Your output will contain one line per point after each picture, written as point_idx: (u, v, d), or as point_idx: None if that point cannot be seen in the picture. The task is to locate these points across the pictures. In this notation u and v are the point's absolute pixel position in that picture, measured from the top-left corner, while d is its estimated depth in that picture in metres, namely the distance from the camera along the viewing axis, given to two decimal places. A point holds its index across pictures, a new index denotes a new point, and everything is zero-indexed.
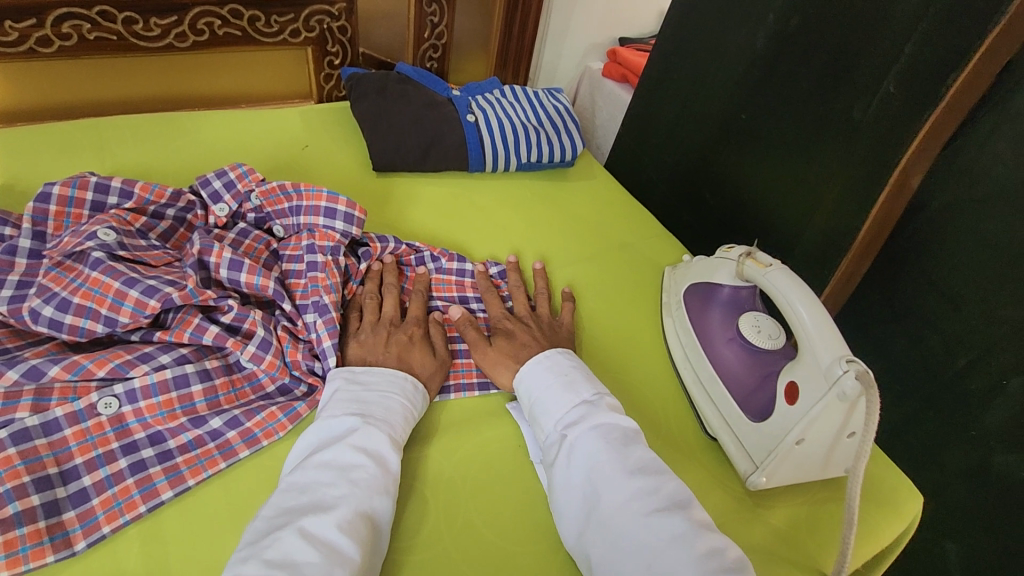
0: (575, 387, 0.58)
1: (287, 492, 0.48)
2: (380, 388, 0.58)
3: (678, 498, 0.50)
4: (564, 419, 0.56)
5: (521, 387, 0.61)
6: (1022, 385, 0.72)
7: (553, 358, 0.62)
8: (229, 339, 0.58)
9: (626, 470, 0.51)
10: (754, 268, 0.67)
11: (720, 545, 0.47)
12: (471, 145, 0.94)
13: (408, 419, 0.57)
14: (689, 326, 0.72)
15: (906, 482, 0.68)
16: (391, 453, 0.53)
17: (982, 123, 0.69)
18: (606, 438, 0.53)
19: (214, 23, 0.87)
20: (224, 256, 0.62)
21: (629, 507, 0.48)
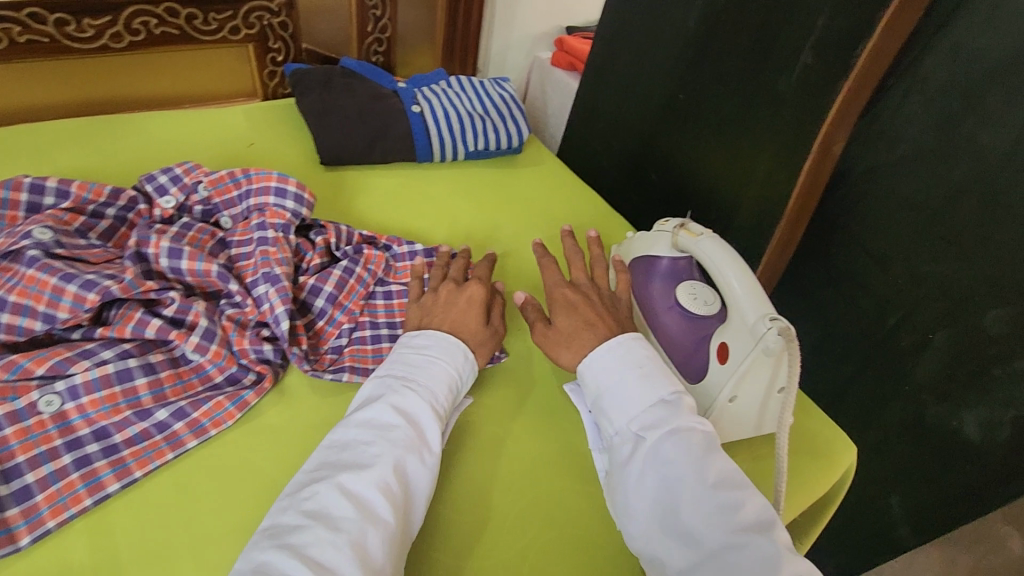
0: (653, 381, 0.57)
1: (331, 448, 0.53)
2: (430, 355, 0.61)
3: (764, 518, 0.49)
4: (641, 421, 0.55)
5: (588, 378, 0.60)
6: (947, 337, 0.77)
7: (630, 345, 0.60)
8: (172, 331, 0.59)
9: (709, 484, 0.49)
10: (688, 239, 0.70)
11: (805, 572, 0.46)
12: (418, 135, 0.95)
13: (452, 388, 0.60)
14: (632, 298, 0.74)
15: (841, 434, 0.71)
16: (431, 423, 0.56)
17: (895, 90, 0.73)
18: (683, 442, 0.52)
19: (150, 23, 0.87)
20: (163, 245, 0.62)
21: (711, 522, 0.48)
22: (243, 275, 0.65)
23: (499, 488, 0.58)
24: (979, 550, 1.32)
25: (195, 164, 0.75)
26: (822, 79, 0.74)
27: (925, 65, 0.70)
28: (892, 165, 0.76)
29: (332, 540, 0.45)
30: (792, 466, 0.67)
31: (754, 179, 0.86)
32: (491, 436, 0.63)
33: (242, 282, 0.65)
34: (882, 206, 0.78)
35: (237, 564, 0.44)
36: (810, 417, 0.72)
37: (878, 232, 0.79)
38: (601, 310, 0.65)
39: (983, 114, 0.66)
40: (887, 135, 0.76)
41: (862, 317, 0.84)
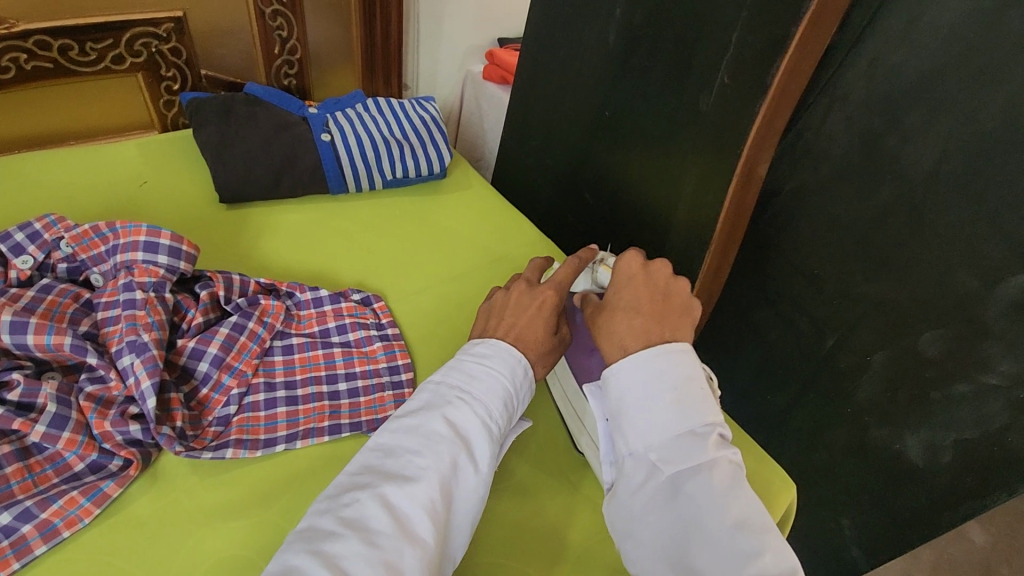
0: (686, 406, 0.49)
1: (375, 451, 0.50)
2: (491, 364, 0.56)
3: (785, 567, 0.44)
4: (664, 450, 0.48)
5: (612, 388, 0.52)
6: (885, 359, 0.73)
7: (668, 358, 0.52)
8: (16, 419, 0.52)
9: (727, 531, 0.44)
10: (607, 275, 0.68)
11: None
12: (329, 165, 0.89)
13: (510, 405, 0.55)
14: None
15: (779, 471, 0.68)
16: (482, 443, 0.51)
17: (817, 106, 0.70)
18: (707, 479, 0.46)
19: (19, 58, 0.79)
20: (3, 319, 0.54)
21: (723, 569, 0.43)
22: (108, 344, 0.58)
23: None
24: (941, 550, 1.31)
25: (58, 215, 0.67)
26: (739, 98, 0.71)
27: (844, 80, 0.66)
28: (819, 183, 0.72)
29: (367, 556, 0.43)
30: None
31: (683, 200, 0.82)
32: None
33: (108, 351, 0.58)
34: (814, 226, 0.74)
35: (271, 564, 0.44)
36: (747, 454, 0.69)
37: (811, 252, 0.76)
38: (650, 294, 0.57)
39: (905, 131, 0.63)
40: (812, 153, 0.72)
41: (801, 340, 0.81)
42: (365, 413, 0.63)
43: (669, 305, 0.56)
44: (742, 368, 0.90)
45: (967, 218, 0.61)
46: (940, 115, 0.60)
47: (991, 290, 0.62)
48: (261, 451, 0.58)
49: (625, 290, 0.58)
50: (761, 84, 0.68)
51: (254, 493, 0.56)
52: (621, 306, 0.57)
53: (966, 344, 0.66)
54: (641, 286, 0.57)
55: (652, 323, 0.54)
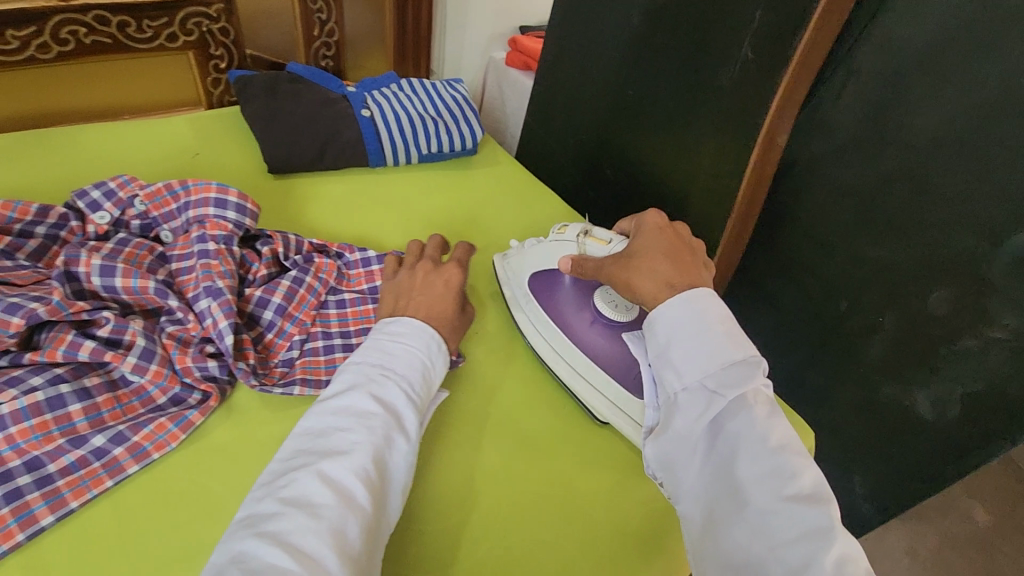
0: (732, 341, 0.54)
1: (304, 435, 0.50)
2: (406, 344, 0.58)
3: (819, 490, 0.47)
4: (717, 377, 0.53)
5: (663, 325, 0.57)
6: (894, 320, 0.78)
7: (712, 302, 0.57)
8: (107, 353, 0.56)
9: (769, 448, 0.48)
10: (597, 246, 0.68)
11: (857, 555, 0.44)
12: (369, 140, 0.94)
13: (426, 378, 0.58)
14: (545, 315, 0.72)
15: (797, 421, 0.73)
16: (409, 415, 0.53)
17: (834, 82, 0.75)
18: (753, 405, 0.51)
19: (79, 32, 0.83)
20: (94, 262, 0.59)
21: (766, 484, 0.47)
22: (184, 291, 0.63)
23: (462, 490, 0.59)
24: (944, 522, 1.36)
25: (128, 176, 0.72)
26: (760, 73, 0.76)
27: (858, 55, 0.72)
28: (833, 152, 0.77)
29: (315, 528, 0.42)
30: None
31: (703, 172, 0.87)
32: (449, 442, 0.62)
33: (184, 297, 0.63)
34: (827, 195, 0.79)
35: (213, 557, 0.41)
36: None
37: (825, 220, 0.81)
38: (680, 244, 0.64)
39: (914, 102, 0.68)
40: (826, 126, 0.77)
41: (814, 305, 0.86)
42: None
43: (694, 255, 0.64)
44: (758, 335, 0.95)
45: (971, 182, 0.66)
46: (948, 87, 0.65)
47: (994, 248, 0.67)
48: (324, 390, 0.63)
49: (658, 238, 0.64)
50: (782, 58, 0.73)
51: None
52: (657, 249, 0.63)
53: (970, 302, 0.71)
54: (671, 236, 0.65)
55: (689, 265, 0.62)
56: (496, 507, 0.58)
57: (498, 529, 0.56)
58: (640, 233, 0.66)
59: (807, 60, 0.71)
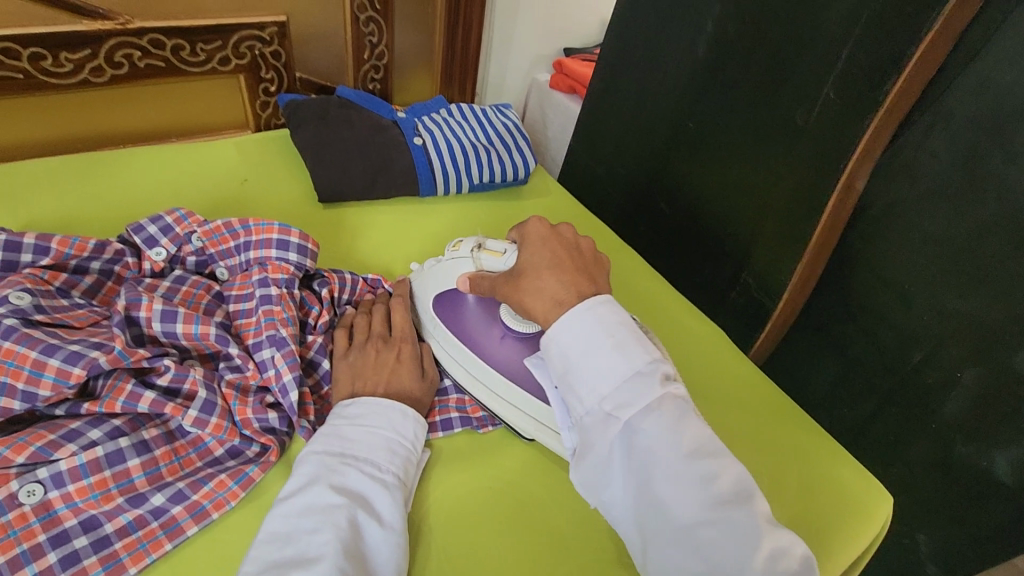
0: (626, 351, 0.49)
1: (268, 544, 0.48)
2: (366, 424, 0.56)
3: (742, 486, 0.45)
4: (616, 398, 0.48)
5: (554, 349, 0.51)
6: (976, 376, 0.74)
7: (601, 307, 0.51)
8: (167, 404, 0.54)
9: (682, 458, 0.45)
10: (491, 259, 0.67)
11: (785, 546, 0.43)
12: (421, 168, 0.91)
13: (395, 451, 0.56)
14: (452, 336, 0.68)
15: (875, 484, 0.69)
16: (380, 496, 0.52)
17: (919, 125, 0.70)
18: (661, 416, 0.46)
19: (133, 55, 0.81)
20: (155, 307, 0.57)
21: (690, 499, 0.43)
22: (243, 336, 0.61)
23: (527, 555, 0.56)
24: None
25: (184, 209, 0.70)
26: (845, 112, 0.75)
27: (950, 99, 0.67)
28: (914, 199, 0.73)
29: None
30: (825, 520, 0.65)
31: (773, 208, 0.85)
32: (509, 501, 0.60)
33: (242, 343, 0.61)
34: (905, 243, 0.75)
35: None
36: (843, 466, 0.70)
37: (903, 268, 0.76)
38: (566, 249, 0.58)
39: (1012, 152, 0.63)
40: (909, 170, 0.72)
41: (885, 355, 0.82)
42: (471, 410, 0.67)
43: (583, 258, 0.58)
44: (819, 381, 0.91)
45: None
46: None
47: None
48: None
49: (542, 249, 0.58)
50: (870, 102, 0.72)
51: None
52: (540, 262, 0.56)
53: None
54: (555, 243, 0.58)
55: (577, 275, 0.55)
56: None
57: None
58: (522, 245, 0.60)
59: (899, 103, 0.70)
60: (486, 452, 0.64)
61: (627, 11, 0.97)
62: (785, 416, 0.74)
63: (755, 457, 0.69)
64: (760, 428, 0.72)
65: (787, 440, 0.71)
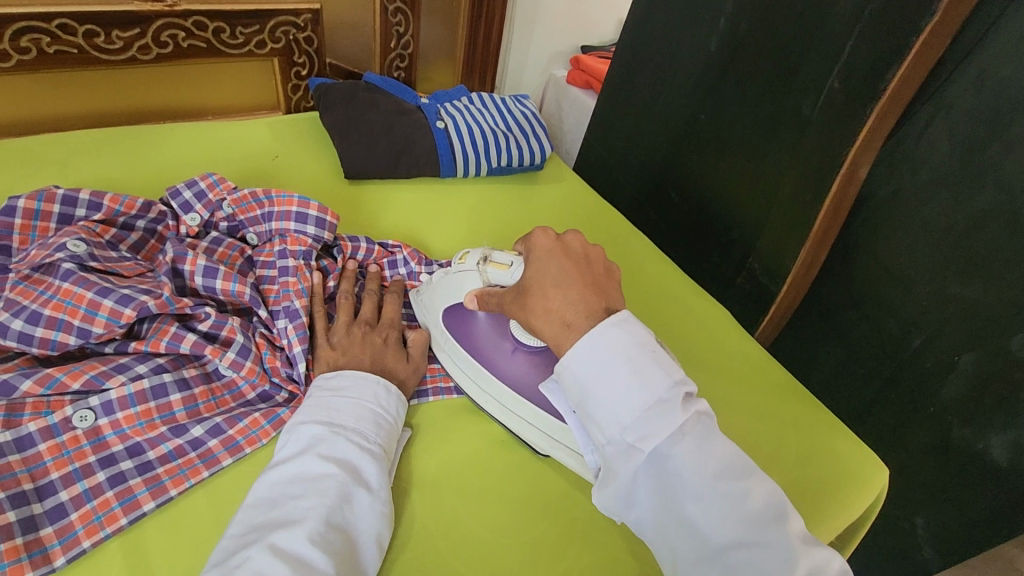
0: (645, 376, 0.48)
1: (254, 508, 0.49)
2: (351, 395, 0.57)
3: (771, 504, 0.45)
4: (638, 427, 0.47)
5: (572, 377, 0.50)
6: (972, 359, 0.76)
7: (617, 328, 0.50)
8: (207, 347, 0.58)
9: (713, 484, 0.45)
10: (498, 272, 0.66)
11: (821, 560, 0.44)
12: (442, 151, 0.96)
13: (380, 422, 0.57)
14: (465, 352, 0.68)
15: (871, 456, 0.71)
16: (368, 465, 0.53)
17: (921, 115, 0.73)
18: (686, 444, 0.46)
19: (178, 36, 0.87)
20: (199, 263, 0.62)
21: (722, 523, 0.44)
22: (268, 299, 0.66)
23: (537, 506, 0.60)
24: None
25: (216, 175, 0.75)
26: (848, 104, 0.78)
27: (951, 89, 0.70)
28: (917, 187, 0.76)
29: None
30: (823, 486, 0.68)
31: (779, 195, 0.89)
32: (521, 455, 0.64)
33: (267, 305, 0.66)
34: (906, 230, 0.78)
35: None
36: (841, 439, 0.73)
37: (904, 256, 0.79)
38: (574, 263, 0.57)
39: (1010, 140, 0.66)
40: (910, 158, 0.76)
41: (885, 340, 0.85)
42: None
43: (592, 269, 0.58)
44: (820, 366, 0.94)
45: None
46: None
47: None
48: (414, 399, 0.67)
49: (550, 263, 0.57)
50: (873, 91, 0.75)
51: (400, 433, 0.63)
52: (548, 279, 0.56)
53: None
54: (565, 256, 0.58)
55: (589, 290, 0.55)
56: (571, 524, 0.59)
57: (571, 544, 0.57)
58: (530, 259, 0.59)
59: (901, 92, 0.72)
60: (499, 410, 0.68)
61: (644, 6, 1.02)
62: (787, 392, 0.77)
63: (755, 428, 0.72)
64: (761, 401, 0.75)
65: (786, 414, 0.74)
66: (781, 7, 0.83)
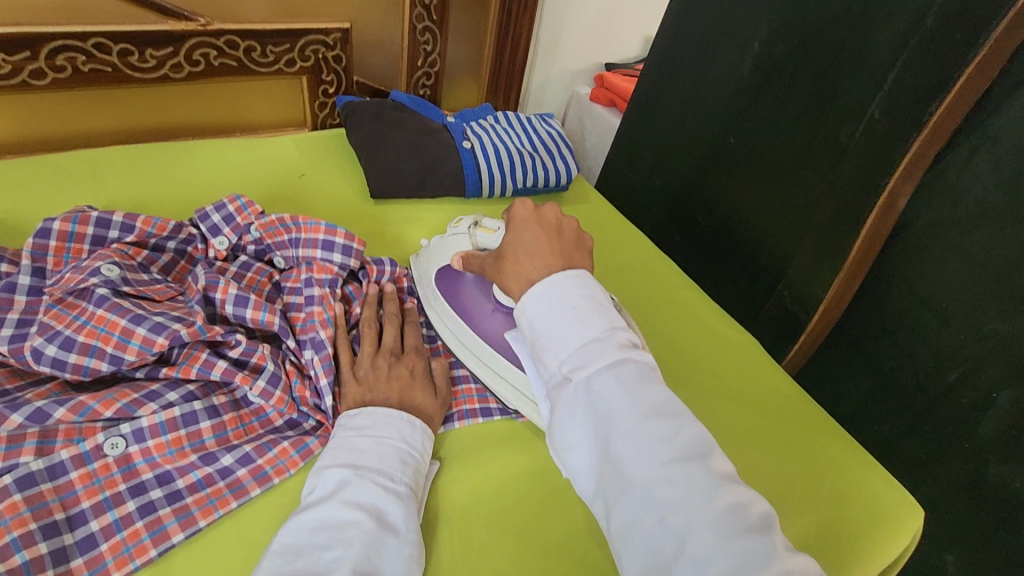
0: (585, 317, 0.49)
1: (278, 556, 0.47)
2: (375, 435, 0.56)
3: (700, 444, 0.43)
4: (573, 362, 0.47)
5: (522, 320, 0.51)
6: (1011, 397, 0.74)
7: (568, 278, 0.52)
8: (237, 373, 0.58)
9: (638, 414, 0.44)
10: (485, 236, 0.73)
11: (742, 500, 0.41)
12: (468, 170, 0.95)
13: (406, 462, 0.55)
14: (451, 309, 0.73)
15: (907, 497, 0.69)
16: (394, 508, 0.51)
17: (962, 148, 0.72)
18: (617, 377, 0.45)
19: (210, 54, 0.87)
20: (231, 291, 0.62)
21: (645, 455, 0.42)
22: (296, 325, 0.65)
23: (564, 537, 0.59)
24: None
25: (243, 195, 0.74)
26: (888, 132, 0.76)
27: (994, 122, 0.68)
28: (956, 219, 0.74)
29: None
30: (859, 527, 0.66)
31: (811, 222, 0.87)
32: (550, 484, 0.63)
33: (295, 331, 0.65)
34: (943, 261, 0.76)
35: None
36: (875, 476, 0.71)
37: (939, 287, 0.77)
38: (546, 233, 0.57)
39: None
40: (950, 191, 0.74)
41: (919, 372, 0.83)
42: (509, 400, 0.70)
43: (565, 238, 0.58)
44: (848, 396, 0.92)
45: None
46: None
47: None
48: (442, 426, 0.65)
49: (524, 231, 0.58)
50: (916, 120, 0.73)
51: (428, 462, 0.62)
52: (518, 248, 0.57)
53: None
54: (537, 226, 0.58)
55: (556, 255, 0.55)
56: (602, 558, 0.58)
57: None
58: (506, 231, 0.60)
59: (944, 122, 0.71)
60: (525, 438, 0.67)
61: (674, 29, 1.01)
62: (819, 426, 0.75)
63: (787, 463, 0.70)
64: (793, 435, 0.74)
65: (818, 448, 0.73)
66: (816, 35, 0.82)
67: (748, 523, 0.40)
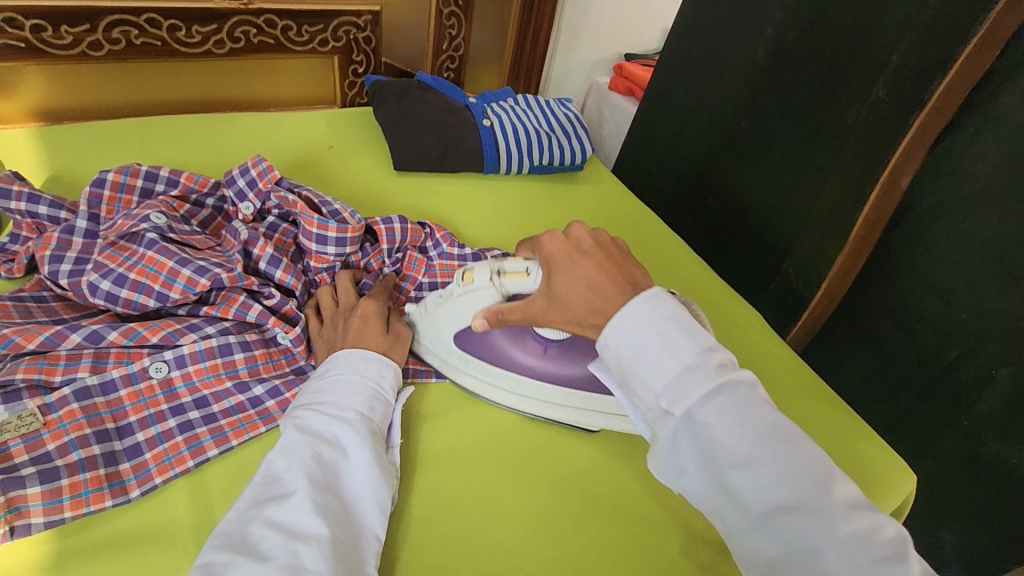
0: (674, 345, 0.48)
1: (257, 484, 0.49)
2: (327, 376, 0.57)
3: (822, 471, 0.42)
4: (672, 394, 0.46)
5: (607, 351, 0.51)
6: (1011, 374, 0.75)
7: (647, 302, 0.50)
8: (270, 317, 0.64)
9: (750, 443, 0.43)
10: (516, 282, 0.62)
11: (873, 527, 0.40)
12: (487, 147, 1.00)
13: (362, 393, 0.57)
14: (494, 368, 0.67)
15: (899, 463, 0.71)
16: (344, 431, 0.53)
17: (966, 127, 0.73)
18: (719, 407, 0.45)
19: (250, 32, 0.93)
20: (265, 252, 0.67)
21: (764, 487, 0.42)
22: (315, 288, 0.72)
23: (564, 479, 0.63)
24: None
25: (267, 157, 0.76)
26: (891, 112, 0.79)
27: (997, 102, 0.70)
28: (957, 200, 0.75)
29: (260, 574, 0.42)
30: None
31: (818, 202, 0.90)
32: (553, 432, 0.67)
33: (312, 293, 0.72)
34: (945, 239, 0.77)
35: None
36: (869, 442, 0.73)
37: (939, 264, 0.79)
38: (596, 260, 0.56)
39: None
40: (954, 171, 0.75)
41: (920, 351, 0.84)
42: None
43: (604, 251, 0.58)
44: (851, 376, 0.94)
45: None
46: None
47: None
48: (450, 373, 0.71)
49: (563, 267, 0.57)
50: (917, 101, 0.76)
51: (441, 406, 0.67)
52: (571, 284, 0.56)
53: None
54: (570, 253, 0.58)
55: (610, 277, 0.55)
56: (598, 500, 0.61)
57: (597, 519, 0.60)
58: (552, 269, 0.58)
59: (942, 107, 0.74)
60: None
61: (690, 16, 1.05)
62: (815, 394, 0.78)
63: None
64: (790, 401, 0.76)
65: (813, 413, 0.75)
66: (824, 21, 0.85)
67: (882, 552, 0.39)
